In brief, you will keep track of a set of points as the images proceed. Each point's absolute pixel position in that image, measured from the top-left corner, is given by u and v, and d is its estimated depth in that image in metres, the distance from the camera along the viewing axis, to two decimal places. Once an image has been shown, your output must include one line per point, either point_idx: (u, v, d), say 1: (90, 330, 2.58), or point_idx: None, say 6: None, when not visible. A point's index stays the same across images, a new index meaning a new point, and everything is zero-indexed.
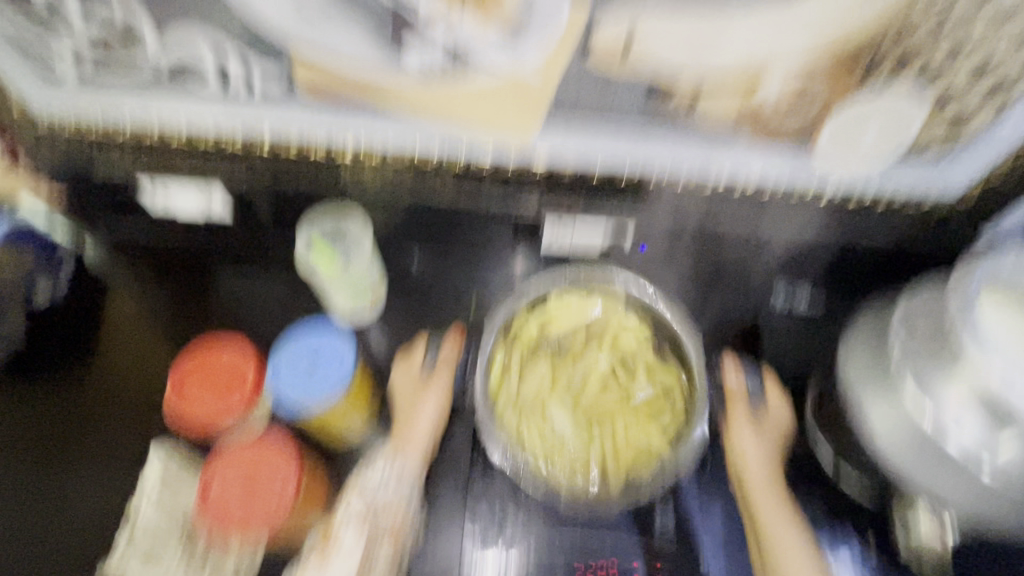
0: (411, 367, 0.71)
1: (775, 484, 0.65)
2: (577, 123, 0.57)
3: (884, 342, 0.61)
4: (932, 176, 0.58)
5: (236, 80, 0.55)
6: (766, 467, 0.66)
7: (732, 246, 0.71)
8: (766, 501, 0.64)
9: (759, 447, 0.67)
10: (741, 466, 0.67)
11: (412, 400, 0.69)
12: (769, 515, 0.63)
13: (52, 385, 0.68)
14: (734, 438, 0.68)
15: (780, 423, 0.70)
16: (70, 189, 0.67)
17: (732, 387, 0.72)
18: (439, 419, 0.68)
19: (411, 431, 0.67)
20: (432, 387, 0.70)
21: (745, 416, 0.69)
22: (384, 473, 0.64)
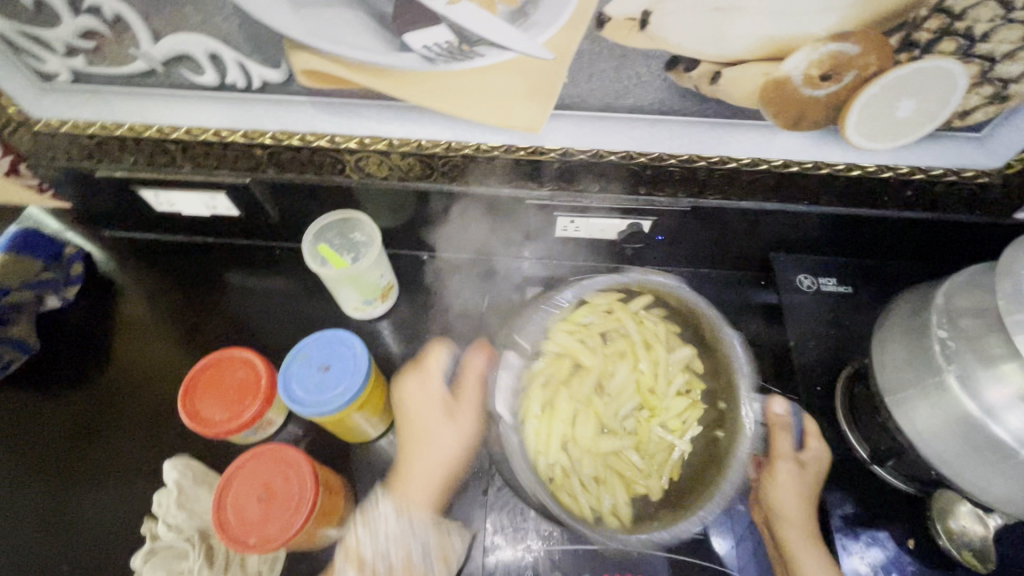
0: (427, 381, 0.64)
1: (814, 534, 0.56)
2: (589, 105, 0.52)
3: (917, 331, 0.50)
4: (969, 148, 0.53)
5: (233, 73, 0.52)
6: (804, 513, 0.56)
7: (763, 228, 0.64)
8: (807, 554, 0.54)
9: (794, 485, 0.57)
10: (777, 511, 0.56)
11: (424, 432, 0.61)
12: (807, 563, 0.54)
13: (76, 389, 0.70)
14: (775, 478, 0.58)
15: (821, 460, 0.59)
16: (82, 202, 0.71)
17: (777, 417, 0.60)
18: (455, 457, 0.60)
19: (421, 470, 0.59)
20: (447, 421, 0.61)
21: (788, 457, 0.58)
22: (385, 530, 0.56)
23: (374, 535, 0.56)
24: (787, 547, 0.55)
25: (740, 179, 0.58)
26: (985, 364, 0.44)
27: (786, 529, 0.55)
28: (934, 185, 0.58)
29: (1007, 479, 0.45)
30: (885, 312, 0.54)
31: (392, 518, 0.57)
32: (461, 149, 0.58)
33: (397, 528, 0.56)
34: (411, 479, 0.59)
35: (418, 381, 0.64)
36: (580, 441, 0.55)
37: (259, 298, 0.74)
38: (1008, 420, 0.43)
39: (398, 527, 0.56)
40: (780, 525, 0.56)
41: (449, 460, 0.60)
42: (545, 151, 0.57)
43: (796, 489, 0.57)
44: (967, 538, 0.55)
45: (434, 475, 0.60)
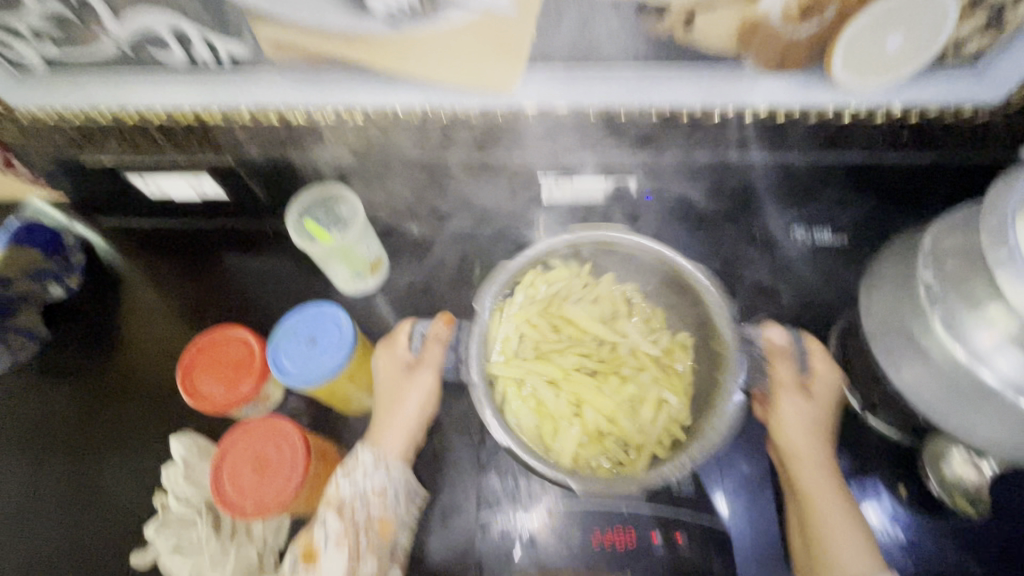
0: (396, 350, 0.64)
1: (832, 472, 0.56)
2: (563, 62, 0.51)
3: (908, 278, 0.49)
4: (965, 86, 0.50)
5: (200, 51, 0.51)
6: (813, 444, 0.57)
7: (750, 181, 0.62)
8: (819, 488, 0.54)
9: (800, 417, 0.58)
10: (786, 445, 0.57)
11: (396, 387, 0.63)
12: (820, 500, 0.54)
13: (86, 373, 0.73)
14: (780, 410, 0.58)
15: (831, 395, 0.59)
16: (72, 188, 0.71)
17: (777, 348, 0.60)
18: (424, 413, 0.62)
19: (392, 424, 0.61)
20: (418, 375, 0.62)
21: (791, 387, 0.59)
22: (366, 477, 0.57)
23: (352, 483, 0.57)
24: (797, 477, 0.56)
25: (727, 131, 0.56)
26: (971, 306, 0.43)
27: (800, 462, 0.56)
28: (933, 126, 0.55)
29: (995, 422, 0.45)
30: (875, 263, 0.53)
31: (371, 468, 0.58)
32: (438, 116, 0.57)
33: (376, 476, 0.58)
34: (385, 435, 0.60)
35: (390, 352, 0.64)
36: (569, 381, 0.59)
37: (255, 277, 0.75)
38: (996, 364, 0.42)
39: (375, 474, 0.58)
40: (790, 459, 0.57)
41: (420, 417, 0.61)
42: (522, 113, 0.56)
43: (804, 419, 0.58)
44: (960, 483, 0.56)
45: (406, 425, 0.61)
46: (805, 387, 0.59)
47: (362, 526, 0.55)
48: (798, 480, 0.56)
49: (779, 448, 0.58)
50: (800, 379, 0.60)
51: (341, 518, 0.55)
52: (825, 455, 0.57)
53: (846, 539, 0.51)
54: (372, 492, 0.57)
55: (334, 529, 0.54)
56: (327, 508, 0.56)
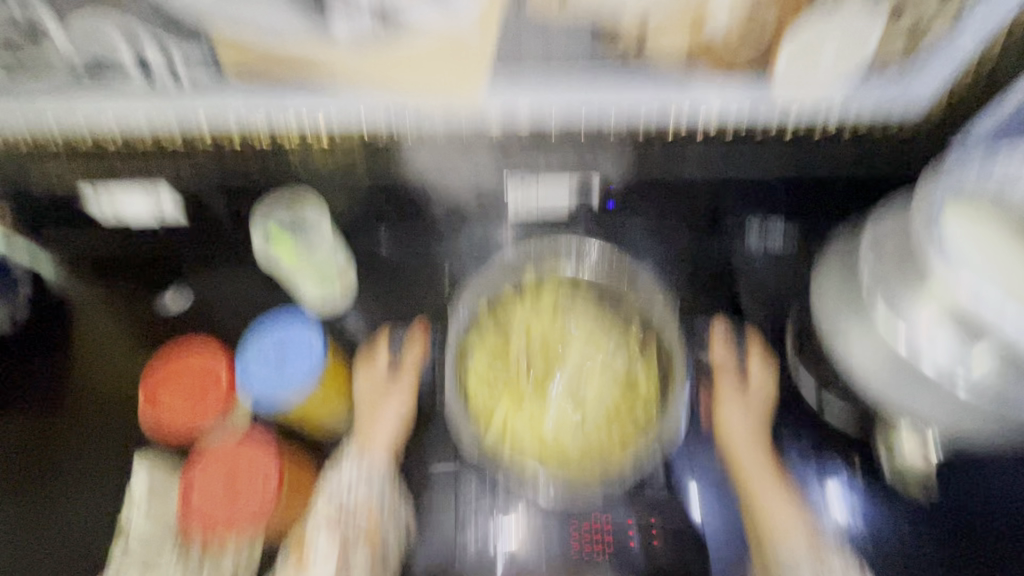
0: (375, 367, 0.68)
1: (762, 450, 0.62)
2: (524, 78, 0.52)
3: (854, 271, 0.52)
4: (893, 96, 0.54)
5: (158, 71, 0.50)
6: (752, 437, 0.63)
7: (705, 191, 0.66)
8: (761, 482, 0.60)
9: (739, 424, 0.63)
10: (727, 441, 0.63)
11: (376, 399, 0.67)
12: (766, 493, 0.60)
13: (37, 406, 0.69)
14: (722, 414, 0.64)
15: (767, 389, 0.65)
16: (18, 211, 0.67)
17: (720, 356, 0.67)
18: (403, 424, 0.66)
19: (377, 428, 0.65)
20: (399, 382, 0.67)
21: (734, 390, 0.65)
22: (351, 485, 0.62)
23: (338, 494, 0.62)
24: (739, 467, 0.61)
25: (682, 142, 0.59)
26: (909, 293, 0.47)
27: (738, 453, 0.62)
28: (868, 135, 0.59)
29: (932, 399, 0.49)
30: (822, 259, 0.57)
31: (355, 470, 0.63)
32: (402, 132, 0.57)
33: (358, 481, 0.62)
34: (371, 435, 0.65)
35: (368, 369, 0.68)
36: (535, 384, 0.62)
37: (219, 296, 0.73)
38: (933, 351, 0.46)
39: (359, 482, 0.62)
40: (730, 452, 0.62)
41: (399, 425, 0.66)
42: (486, 131, 0.57)
43: (742, 413, 0.64)
44: (911, 469, 0.60)
45: (387, 435, 0.65)
46: (744, 387, 0.65)
47: (352, 530, 0.60)
48: (743, 476, 0.61)
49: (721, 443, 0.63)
50: (740, 382, 0.66)
51: (332, 524, 0.60)
52: (761, 441, 0.63)
53: (787, 521, 0.59)
54: (357, 503, 0.61)
55: (326, 535, 0.59)
56: (319, 517, 0.60)
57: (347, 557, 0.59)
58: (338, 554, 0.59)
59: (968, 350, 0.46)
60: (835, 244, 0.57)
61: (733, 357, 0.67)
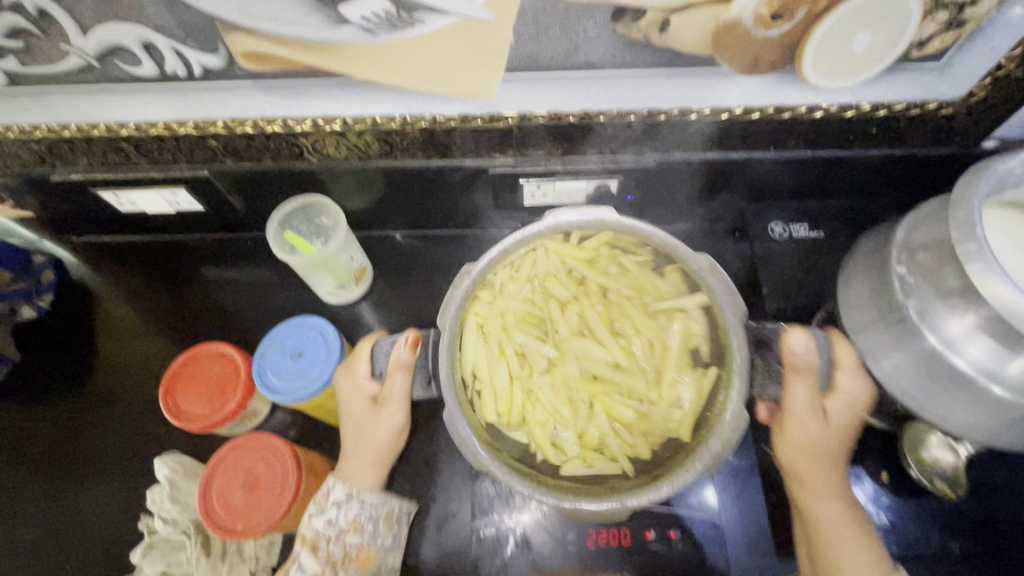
0: (357, 375, 0.58)
1: (832, 466, 0.54)
2: (541, 64, 0.50)
3: (885, 268, 0.50)
4: (930, 82, 0.52)
5: (174, 61, 0.50)
6: (819, 449, 0.54)
7: (729, 178, 0.63)
8: (823, 500, 0.53)
9: (807, 436, 0.53)
10: (786, 450, 0.54)
11: (361, 424, 0.58)
12: (828, 516, 0.53)
13: (62, 398, 0.70)
14: (783, 412, 0.53)
15: (854, 394, 0.52)
16: (42, 208, 0.68)
17: (804, 363, 0.50)
18: (397, 439, 0.59)
19: (362, 453, 0.58)
20: (382, 411, 0.56)
21: (809, 391, 0.51)
22: (338, 510, 0.56)
23: (324, 519, 0.55)
24: (801, 489, 0.54)
25: (704, 130, 0.57)
26: (944, 296, 0.45)
27: (801, 473, 0.54)
28: (901, 120, 0.56)
29: (971, 403, 0.47)
30: (850, 257, 0.56)
31: (343, 502, 0.56)
32: (416, 122, 0.56)
33: (348, 510, 0.56)
34: (352, 465, 0.59)
35: (347, 376, 0.58)
36: (544, 381, 0.49)
37: (238, 291, 0.74)
38: (968, 351, 0.44)
39: (346, 507, 0.56)
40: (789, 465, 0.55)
41: (391, 439, 0.58)
42: (501, 117, 0.56)
43: (810, 421, 0.53)
44: (938, 468, 0.58)
45: (372, 457, 0.59)
46: (823, 401, 0.52)
47: (340, 559, 0.54)
48: (800, 489, 0.54)
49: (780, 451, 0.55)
50: (820, 383, 0.52)
51: (316, 555, 0.54)
52: (831, 457, 0.54)
53: (853, 547, 0.51)
54: (346, 526, 0.56)
55: (310, 568, 0.53)
56: (302, 545, 0.55)
57: None
58: None
59: (1007, 351, 0.43)
60: (866, 240, 0.55)
61: (816, 360, 0.50)
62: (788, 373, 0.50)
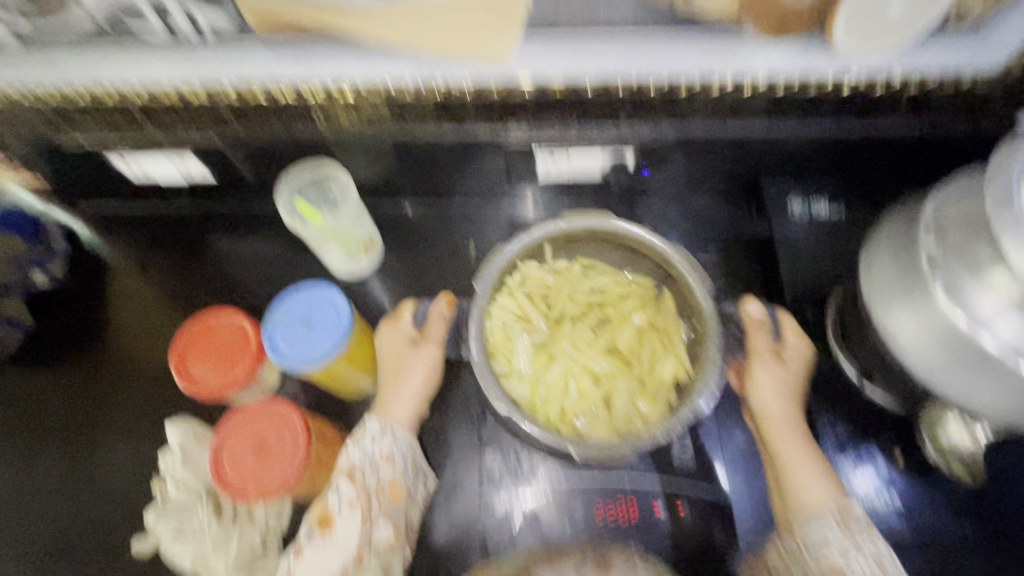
0: (400, 328, 0.65)
1: (797, 425, 0.58)
2: (562, 31, 0.48)
3: (911, 248, 0.49)
4: (969, 55, 0.49)
5: (181, 22, 0.48)
6: (785, 407, 0.59)
7: (749, 155, 0.62)
8: (788, 444, 0.57)
9: (774, 387, 0.59)
10: (758, 408, 0.59)
11: (401, 362, 0.63)
12: (791, 456, 0.56)
13: (75, 362, 0.71)
14: (752, 379, 0.61)
15: (802, 358, 0.61)
16: (53, 173, 0.67)
17: (753, 321, 0.63)
18: (429, 386, 0.62)
19: (399, 396, 0.61)
20: (422, 348, 0.63)
21: (767, 355, 0.61)
22: (374, 442, 0.58)
23: (361, 450, 0.58)
24: (771, 441, 0.58)
25: (726, 101, 0.55)
26: (973, 274, 0.44)
27: (769, 425, 0.58)
28: (932, 98, 0.54)
29: (992, 386, 0.46)
30: (872, 235, 0.54)
31: (378, 436, 0.59)
32: (430, 91, 0.54)
33: (382, 442, 0.59)
34: (391, 402, 0.61)
35: (393, 329, 0.65)
36: (564, 359, 0.61)
37: (247, 262, 0.73)
38: (997, 329, 0.43)
39: (382, 438, 0.59)
40: (762, 421, 0.59)
41: (422, 390, 0.62)
42: (518, 91, 0.54)
43: (777, 385, 0.60)
44: (959, 453, 0.58)
45: (411, 400, 0.61)
46: (778, 353, 0.61)
47: (374, 493, 0.55)
48: (768, 436, 0.58)
49: (753, 412, 0.60)
50: (775, 345, 0.62)
51: (353, 483, 0.55)
52: (797, 419, 0.59)
53: (814, 484, 0.54)
54: (380, 458, 0.58)
55: (347, 495, 0.55)
56: (338, 477, 0.56)
57: (370, 519, 0.54)
58: (361, 522, 0.54)
59: None
60: (888, 219, 0.54)
61: (767, 325, 0.63)
62: (754, 352, 0.61)
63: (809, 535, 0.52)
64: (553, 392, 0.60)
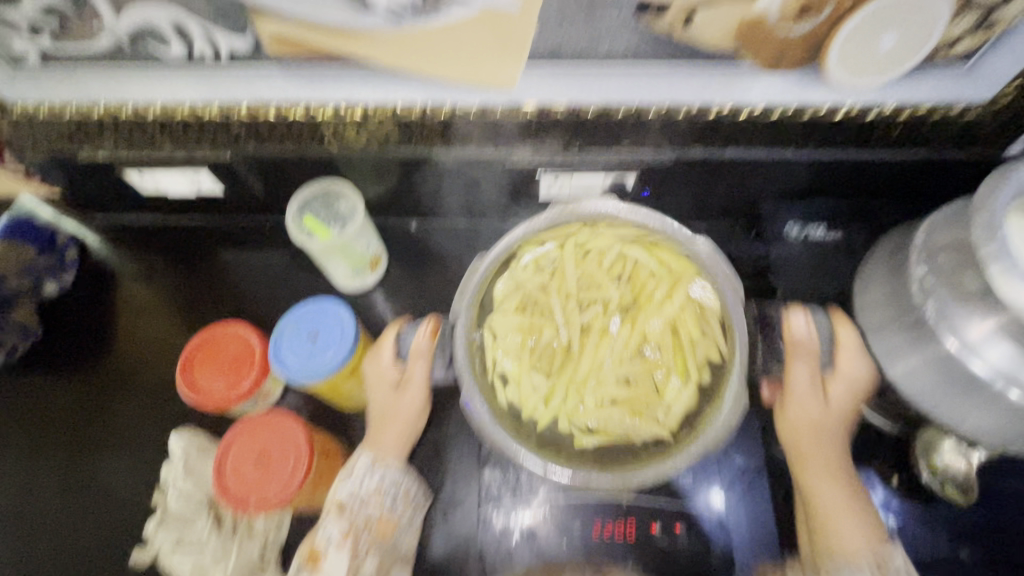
0: (382, 360, 0.63)
1: (835, 462, 0.55)
2: (566, 58, 0.50)
3: (904, 272, 0.50)
4: (956, 84, 0.51)
5: (200, 42, 0.50)
6: (821, 442, 0.56)
7: (748, 180, 0.63)
8: (824, 486, 0.54)
9: (808, 417, 0.56)
10: (795, 442, 0.56)
11: (390, 398, 0.62)
12: (825, 498, 0.54)
13: (80, 369, 0.72)
14: (788, 409, 0.57)
15: (863, 383, 0.55)
16: (68, 185, 0.69)
17: (800, 337, 0.57)
18: (415, 420, 0.62)
19: (386, 432, 0.62)
20: (405, 391, 0.62)
21: (809, 381, 0.56)
22: (362, 478, 0.59)
23: (350, 488, 0.59)
24: (803, 477, 0.55)
25: (723, 125, 0.56)
26: (963, 299, 0.45)
27: (804, 461, 0.56)
28: (923, 126, 0.55)
29: (983, 409, 0.47)
30: (865, 259, 0.55)
31: (366, 473, 0.59)
32: (437, 113, 0.56)
33: (370, 479, 0.59)
34: (380, 439, 0.62)
35: (375, 363, 0.63)
36: (581, 354, 0.53)
37: (252, 274, 0.75)
38: (986, 354, 0.44)
39: (369, 477, 0.59)
40: (796, 455, 0.56)
41: (412, 421, 0.62)
42: (521, 110, 0.55)
43: (817, 416, 0.56)
44: (949, 473, 0.58)
45: (398, 435, 0.62)
46: (823, 379, 0.56)
47: (363, 528, 0.57)
48: (800, 475, 0.56)
49: (789, 444, 0.57)
50: (821, 371, 0.57)
51: (341, 519, 0.57)
52: (836, 451, 0.56)
53: (848, 529, 0.52)
54: (370, 494, 0.58)
55: (336, 532, 0.56)
56: (328, 513, 0.57)
57: (358, 557, 0.56)
58: (348, 557, 0.55)
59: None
60: (882, 243, 0.55)
61: (815, 344, 0.57)
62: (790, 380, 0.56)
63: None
64: (567, 400, 0.53)
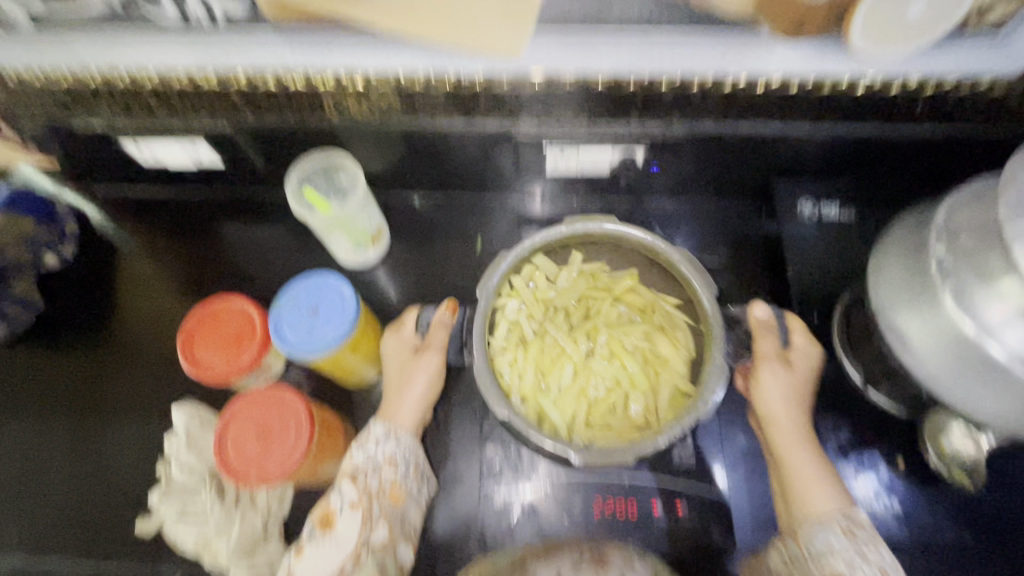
0: (403, 334, 0.66)
1: (802, 431, 0.58)
2: (576, 24, 0.48)
3: (921, 253, 0.48)
4: (989, 56, 0.48)
5: (195, 6, 0.48)
6: (791, 411, 0.59)
7: (762, 154, 0.61)
8: (795, 453, 0.57)
9: (779, 390, 0.59)
10: (767, 417, 0.59)
11: (405, 368, 0.64)
12: (797, 464, 0.56)
13: (82, 341, 0.72)
14: (759, 383, 0.60)
15: (810, 362, 0.62)
16: (65, 153, 0.67)
17: (760, 322, 0.63)
18: (432, 391, 0.63)
19: (402, 401, 0.62)
20: (424, 357, 0.64)
21: (774, 359, 0.61)
22: (376, 445, 0.60)
23: (364, 454, 0.59)
24: (775, 444, 0.58)
25: (738, 99, 0.54)
26: (983, 279, 0.44)
27: (776, 432, 0.58)
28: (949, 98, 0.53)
29: (997, 393, 0.45)
30: (881, 239, 0.53)
31: (382, 439, 0.60)
32: (440, 83, 0.54)
33: (386, 445, 0.60)
34: (396, 409, 0.62)
35: (395, 337, 0.66)
36: (574, 365, 0.60)
37: (254, 247, 0.74)
38: (1004, 335, 0.43)
39: (386, 442, 0.60)
40: (767, 428, 0.59)
41: (428, 391, 0.62)
42: (528, 79, 0.53)
43: (784, 390, 0.59)
44: (960, 458, 0.56)
45: (414, 405, 0.62)
46: (784, 355, 0.61)
47: (375, 495, 0.57)
48: (775, 448, 0.58)
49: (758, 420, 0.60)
50: (783, 350, 0.62)
51: (355, 484, 0.57)
52: (802, 420, 0.59)
53: (819, 491, 0.55)
54: (384, 461, 0.59)
55: (349, 496, 0.56)
56: (343, 478, 0.58)
57: (370, 521, 0.56)
58: (360, 522, 0.55)
59: None
60: (899, 224, 0.53)
61: (774, 328, 0.63)
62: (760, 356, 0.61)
63: (812, 540, 0.52)
64: (563, 408, 0.59)
